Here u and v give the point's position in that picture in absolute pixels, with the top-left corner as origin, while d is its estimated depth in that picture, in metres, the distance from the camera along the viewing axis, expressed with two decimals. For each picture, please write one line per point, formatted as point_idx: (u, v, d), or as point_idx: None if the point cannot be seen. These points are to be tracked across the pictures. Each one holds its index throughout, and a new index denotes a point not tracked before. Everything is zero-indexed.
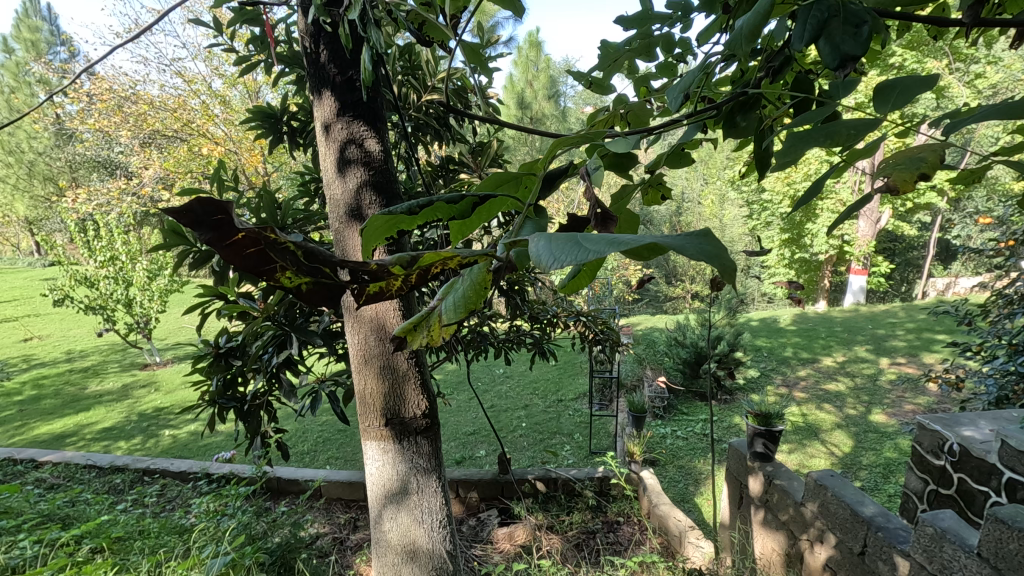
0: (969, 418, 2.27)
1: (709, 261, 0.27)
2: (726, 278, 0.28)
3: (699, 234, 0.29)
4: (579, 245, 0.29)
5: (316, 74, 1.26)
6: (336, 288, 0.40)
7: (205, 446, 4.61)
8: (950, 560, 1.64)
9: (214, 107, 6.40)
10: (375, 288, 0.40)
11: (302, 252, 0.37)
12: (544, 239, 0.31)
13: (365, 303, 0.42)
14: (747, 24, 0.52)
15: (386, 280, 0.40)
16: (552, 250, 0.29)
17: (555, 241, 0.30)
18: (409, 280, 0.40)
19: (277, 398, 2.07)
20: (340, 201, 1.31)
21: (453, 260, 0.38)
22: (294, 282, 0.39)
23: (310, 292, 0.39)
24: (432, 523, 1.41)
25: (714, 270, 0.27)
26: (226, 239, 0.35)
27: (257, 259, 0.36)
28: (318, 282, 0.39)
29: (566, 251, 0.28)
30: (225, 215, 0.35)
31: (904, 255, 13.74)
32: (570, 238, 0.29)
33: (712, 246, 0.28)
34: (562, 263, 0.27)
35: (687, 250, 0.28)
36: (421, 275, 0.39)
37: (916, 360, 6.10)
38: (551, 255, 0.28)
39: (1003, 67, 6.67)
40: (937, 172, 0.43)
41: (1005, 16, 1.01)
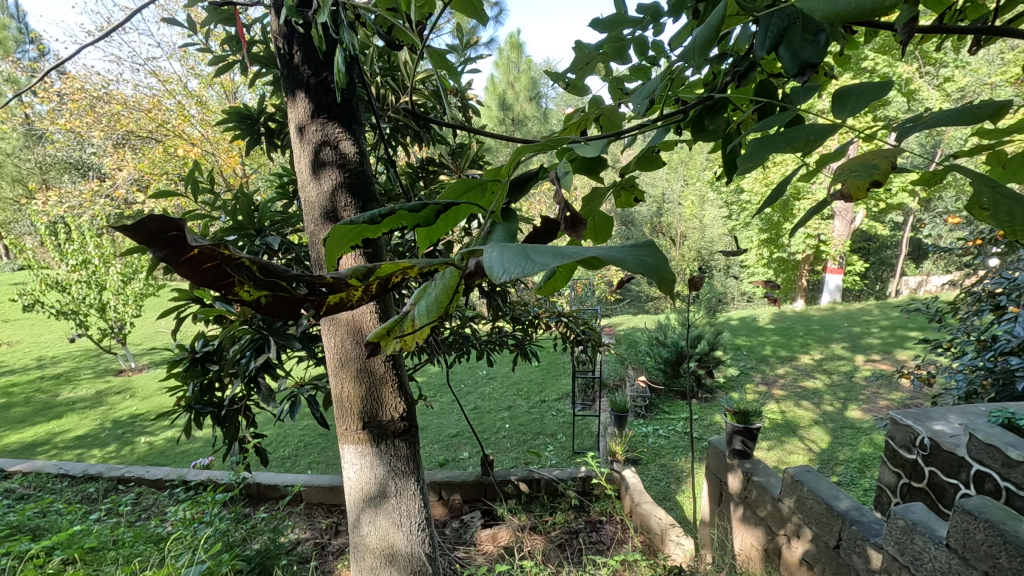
0: (941, 412, 2.33)
1: (648, 274, 0.28)
2: (667, 288, 0.29)
3: (642, 249, 0.29)
4: (528, 257, 0.29)
5: (290, 75, 1.25)
6: (296, 300, 0.40)
7: (183, 453, 4.54)
8: (921, 551, 1.68)
9: (190, 107, 6.28)
10: (335, 299, 0.40)
11: (258, 267, 0.36)
12: (498, 250, 0.31)
13: (326, 314, 0.41)
14: (701, 38, 0.54)
15: (346, 291, 0.39)
16: (503, 260, 0.30)
17: (508, 253, 0.30)
18: (370, 289, 0.40)
19: (256, 402, 2.04)
20: (315, 203, 1.31)
21: (412, 269, 0.37)
22: (254, 296, 0.38)
23: (271, 305, 0.39)
24: (411, 526, 1.41)
25: (651, 282, 0.28)
26: (180, 255, 0.35)
27: (216, 273, 0.36)
28: (277, 296, 0.38)
29: (515, 262, 0.29)
30: (179, 231, 0.35)
31: (878, 254, 14.04)
32: (520, 250, 0.30)
33: (656, 259, 0.29)
34: (511, 274, 0.28)
35: (627, 264, 0.28)
36: (382, 283, 0.39)
37: (889, 357, 6.24)
38: (501, 266, 0.29)
39: (971, 70, 6.88)
40: (889, 179, 0.44)
41: (966, 21, 1.04)
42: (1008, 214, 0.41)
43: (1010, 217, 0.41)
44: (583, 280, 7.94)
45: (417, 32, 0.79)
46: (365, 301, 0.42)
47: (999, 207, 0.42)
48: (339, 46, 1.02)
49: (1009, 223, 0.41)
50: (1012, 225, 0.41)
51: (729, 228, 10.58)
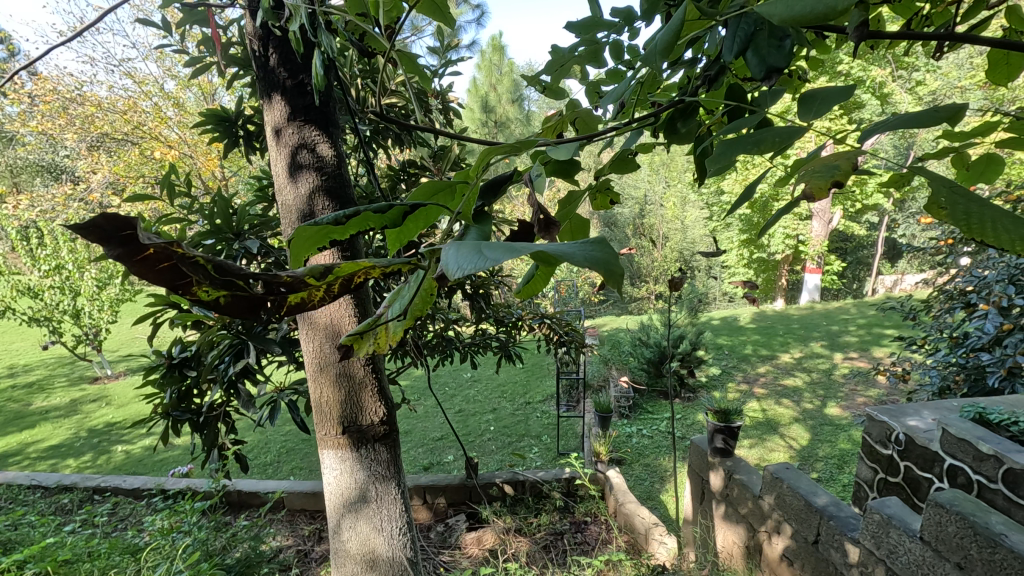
0: (914, 408, 2.38)
1: (596, 266, 0.28)
2: (617, 280, 0.29)
3: (594, 245, 0.30)
4: (481, 253, 0.29)
5: (265, 78, 1.23)
6: (255, 301, 0.39)
7: (161, 461, 4.47)
8: (896, 544, 1.72)
9: (167, 109, 6.19)
10: (296, 301, 0.40)
11: (214, 266, 0.36)
12: (454, 246, 0.31)
13: (289, 314, 0.41)
14: (665, 39, 0.54)
15: (307, 290, 0.39)
16: (457, 257, 0.30)
17: (463, 250, 0.30)
18: (332, 289, 0.40)
19: (235, 408, 2.01)
20: (293, 206, 1.30)
21: (375, 269, 0.37)
22: (212, 296, 0.38)
23: (229, 305, 0.38)
24: (392, 531, 1.40)
25: (603, 274, 0.28)
26: (135, 254, 0.34)
27: (172, 274, 0.36)
28: (236, 296, 0.38)
29: (469, 259, 0.29)
30: (134, 231, 0.34)
31: (855, 253, 14.30)
32: (475, 247, 0.30)
33: (605, 253, 0.29)
34: (465, 270, 0.28)
35: (579, 259, 0.28)
36: (345, 282, 0.40)
37: (866, 355, 6.38)
38: (455, 263, 0.29)
39: (941, 74, 7.06)
40: (848, 179, 0.45)
41: (932, 27, 1.07)
42: (966, 213, 0.42)
43: (969, 217, 0.42)
44: (567, 281, 7.98)
45: (387, 37, 0.78)
46: (327, 301, 0.42)
47: (953, 207, 0.43)
48: (316, 49, 1.02)
49: (967, 222, 0.42)
50: (971, 225, 0.41)
51: (710, 229, 10.70)
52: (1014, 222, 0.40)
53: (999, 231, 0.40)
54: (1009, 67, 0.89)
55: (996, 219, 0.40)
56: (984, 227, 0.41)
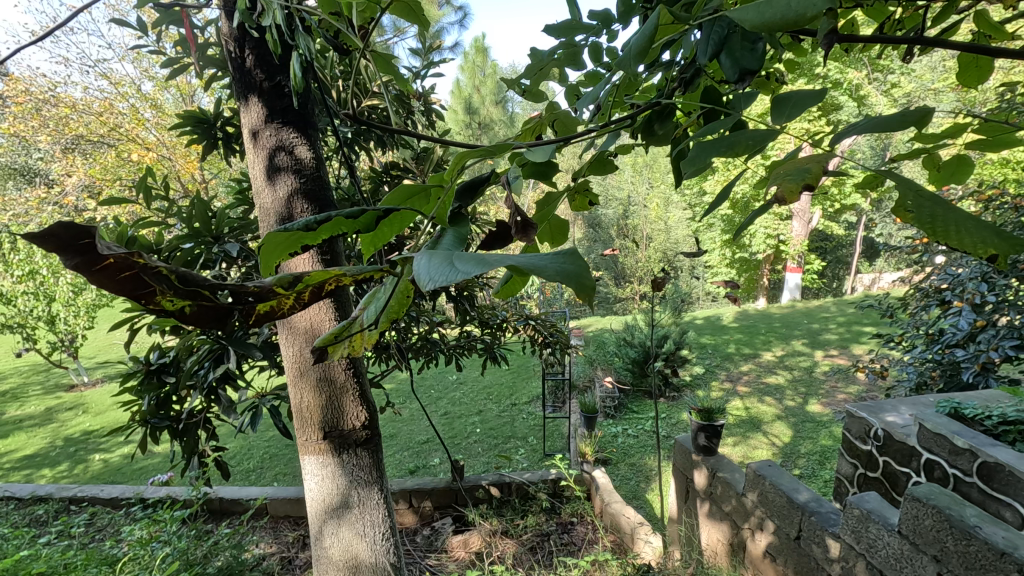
0: (892, 403, 2.42)
1: (567, 279, 0.28)
2: (587, 292, 0.29)
3: (563, 254, 0.30)
4: (452, 265, 0.29)
5: (242, 79, 1.22)
6: (222, 310, 0.39)
7: (141, 469, 4.38)
8: (875, 539, 1.75)
9: (145, 111, 6.08)
10: (265, 309, 0.40)
11: (179, 276, 0.35)
12: (425, 257, 0.31)
13: (257, 321, 0.40)
14: (639, 43, 0.54)
15: (275, 299, 0.38)
16: (429, 268, 0.29)
17: (434, 260, 0.30)
18: (302, 298, 0.39)
19: (215, 415, 1.98)
20: (271, 209, 1.28)
21: (347, 277, 0.37)
22: (178, 305, 0.37)
23: (195, 315, 0.37)
24: (375, 536, 1.38)
25: (573, 288, 0.28)
26: (94, 264, 0.33)
27: (133, 283, 0.34)
28: (202, 305, 0.37)
29: (441, 270, 0.29)
30: (92, 240, 0.33)
31: (835, 252, 14.53)
32: (446, 258, 0.30)
33: (574, 264, 0.29)
34: (437, 282, 0.28)
35: (548, 270, 0.28)
36: (315, 289, 0.39)
37: (846, 352, 6.48)
38: (426, 274, 0.29)
39: (915, 77, 7.22)
40: (819, 181, 0.46)
41: (904, 30, 1.09)
42: (931, 216, 0.42)
43: (935, 219, 0.42)
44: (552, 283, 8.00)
45: (362, 38, 0.77)
46: (297, 309, 0.41)
47: (920, 208, 0.43)
48: (294, 51, 1.01)
49: (932, 223, 0.42)
50: (935, 227, 0.42)
51: (693, 229, 10.81)
52: (978, 225, 0.41)
53: (963, 234, 0.41)
54: (979, 71, 0.91)
55: (961, 222, 0.41)
56: (948, 230, 0.41)
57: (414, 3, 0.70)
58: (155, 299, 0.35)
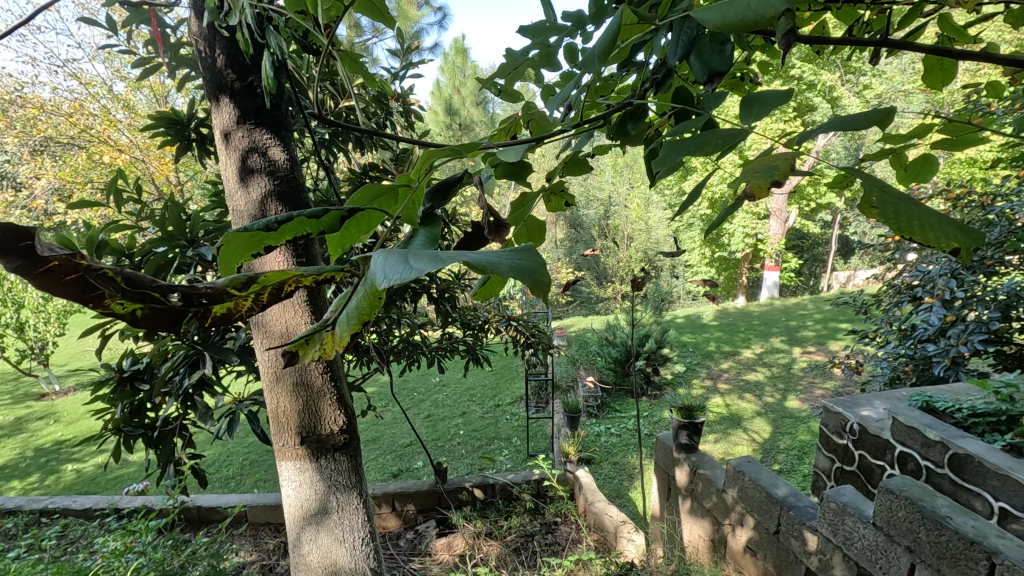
0: (867, 398, 2.47)
1: (521, 277, 0.28)
2: (543, 288, 0.29)
3: (523, 254, 0.30)
4: (407, 262, 0.29)
5: (212, 80, 1.20)
6: (177, 312, 0.38)
7: (115, 479, 4.27)
8: (851, 531, 1.78)
9: (117, 112, 5.94)
10: (222, 310, 0.39)
11: (126, 278, 0.34)
12: (380, 254, 0.30)
13: (214, 324, 0.40)
14: (602, 44, 0.55)
15: (232, 301, 0.38)
16: (384, 266, 0.29)
17: (391, 258, 0.30)
18: (261, 299, 0.39)
19: (192, 421, 1.94)
20: (244, 212, 1.26)
21: (306, 278, 0.36)
22: (128, 308, 0.36)
23: (146, 317, 0.37)
24: (354, 542, 1.37)
25: (529, 284, 0.28)
26: (36, 267, 0.32)
27: (80, 286, 0.34)
28: (153, 308, 0.36)
29: (396, 268, 0.28)
30: (32, 242, 0.32)
31: (811, 251, 14.79)
32: (403, 256, 0.29)
33: (531, 263, 0.29)
34: (392, 279, 0.28)
35: (504, 267, 0.28)
36: (274, 290, 0.38)
37: (823, 348, 6.61)
38: (380, 272, 0.28)
39: (886, 79, 7.40)
40: (787, 178, 0.46)
41: (872, 31, 1.11)
42: (895, 212, 0.43)
43: (899, 215, 0.43)
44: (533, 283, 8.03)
45: (327, 37, 0.76)
46: (256, 311, 0.41)
47: (885, 204, 0.43)
48: (265, 51, 1.00)
49: (897, 219, 0.43)
50: (900, 223, 0.43)
51: (673, 229, 10.93)
52: (941, 221, 0.42)
53: (926, 228, 0.42)
54: (943, 73, 0.94)
55: (925, 220, 0.41)
56: (912, 226, 0.42)
57: (381, 1, 0.69)
58: (104, 302, 0.34)
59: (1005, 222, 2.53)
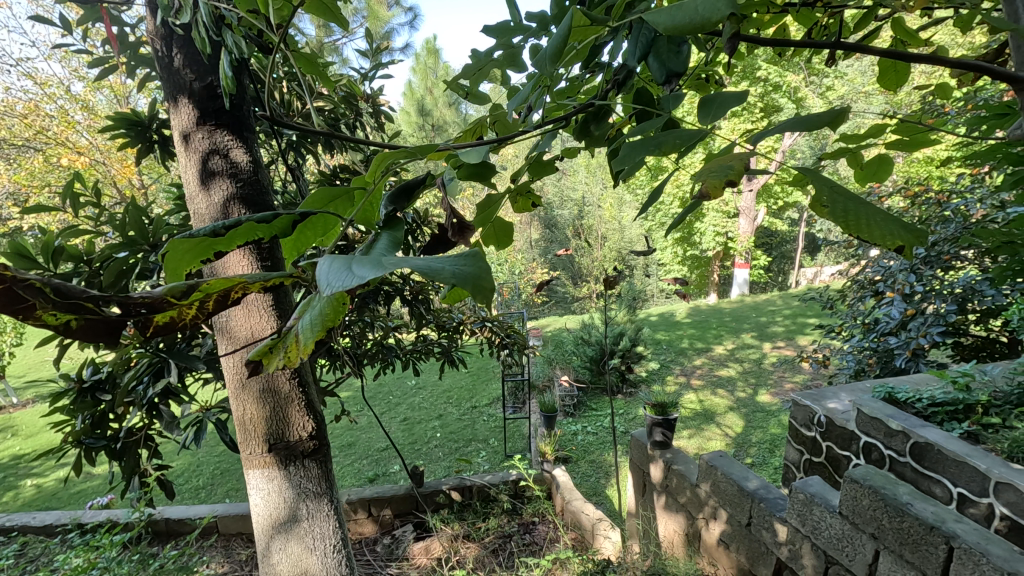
0: (833, 390, 2.54)
1: (463, 282, 0.28)
2: (486, 293, 0.29)
3: (468, 260, 0.30)
4: (351, 269, 0.29)
5: (170, 80, 1.16)
6: (114, 324, 0.36)
7: (78, 493, 4.12)
8: (819, 521, 1.82)
9: (75, 113, 5.74)
10: (164, 319, 0.37)
11: (53, 289, 0.33)
12: (326, 259, 0.31)
13: (158, 334, 0.38)
14: (554, 46, 0.55)
15: (175, 310, 0.36)
16: (328, 272, 0.29)
17: (336, 264, 0.30)
18: (206, 307, 0.37)
19: (157, 431, 1.88)
20: (206, 216, 1.23)
21: (252, 285, 0.35)
22: (63, 320, 0.35)
23: (83, 330, 0.35)
24: (325, 549, 1.34)
25: (471, 291, 0.28)
26: None
27: (9, 299, 0.32)
28: (88, 319, 0.35)
29: (339, 275, 0.29)
30: None
31: (779, 248, 15.15)
32: (347, 263, 0.29)
33: (476, 269, 0.29)
34: (336, 286, 0.28)
35: (449, 275, 0.28)
36: (220, 298, 0.37)
37: (792, 343, 6.77)
38: (323, 279, 0.29)
39: (847, 80, 7.63)
40: (738, 179, 0.47)
41: (831, 33, 1.14)
42: (843, 211, 0.44)
43: (847, 214, 0.44)
44: (508, 284, 8.05)
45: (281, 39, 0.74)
46: (204, 319, 0.39)
47: (834, 203, 0.44)
48: (223, 50, 0.98)
49: (845, 218, 0.44)
50: (848, 221, 0.44)
51: (646, 228, 11.06)
52: (886, 219, 0.43)
53: (874, 226, 0.43)
54: (896, 76, 0.97)
55: (870, 218, 0.42)
56: (859, 224, 0.43)
57: (332, 3, 0.68)
58: (34, 314, 0.33)
59: (960, 219, 2.64)
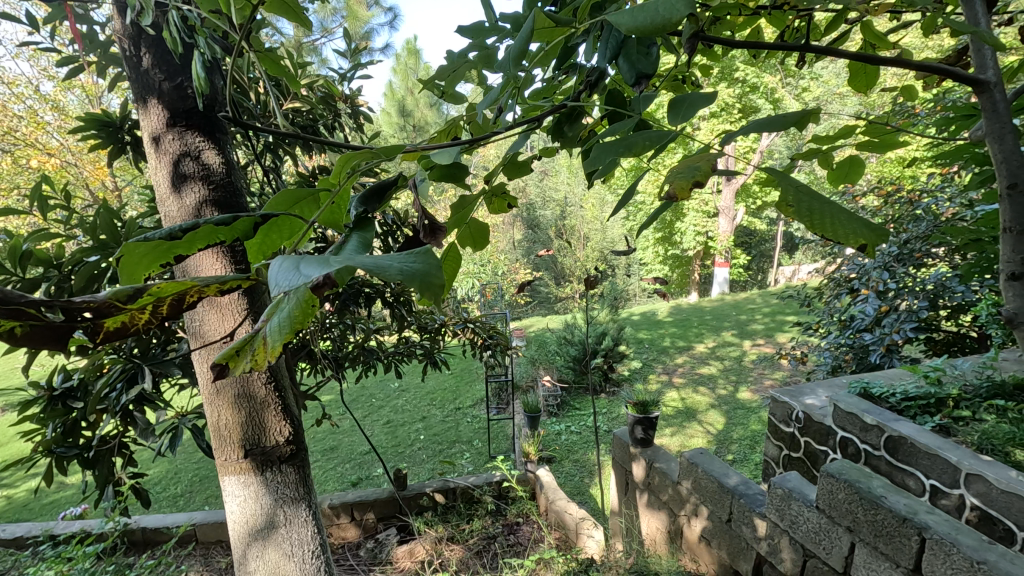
0: (811, 387, 2.58)
1: (411, 280, 0.28)
2: (435, 292, 0.29)
3: (419, 259, 0.30)
4: (300, 270, 0.30)
5: (138, 81, 1.14)
6: (61, 328, 0.35)
7: (51, 504, 4.02)
8: (797, 515, 1.85)
9: (45, 113, 5.58)
10: (115, 324, 0.37)
11: None
12: (278, 259, 0.32)
13: (108, 340, 0.37)
14: (517, 48, 0.55)
15: (128, 314, 0.36)
16: (278, 272, 0.31)
17: (289, 267, 0.31)
18: (159, 311, 0.36)
19: (132, 438, 1.83)
20: (178, 219, 1.21)
21: (207, 287, 0.35)
22: (7, 326, 0.34)
23: (29, 336, 0.34)
24: (303, 555, 1.33)
25: (419, 290, 0.28)
26: None
27: None
28: (32, 325, 0.34)
29: (289, 275, 0.30)
30: None
31: (758, 248, 15.37)
32: (296, 264, 0.31)
33: (426, 269, 0.30)
34: (282, 287, 0.29)
35: (399, 274, 0.29)
36: (175, 302, 0.37)
37: (771, 341, 6.88)
38: (270, 279, 0.30)
39: (823, 81, 7.77)
40: (706, 180, 0.47)
41: (804, 37, 1.16)
42: (809, 211, 0.44)
43: (812, 214, 0.44)
44: (492, 285, 8.04)
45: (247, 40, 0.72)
46: (157, 324, 0.38)
47: (800, 203, 0.45)
48: (196, 51, 0.97)
49: (811, 217, 0.44)
50: (814, 221, 0.44)
51: (627, 228, 11.14)
52: (849, 218, 0.43)
53: (838, 224, 0.43)
54: (866, 78, 0.99)
55: (834, 216, 0.43)
56: (824, 223, 0.44)
57: (295, 3, 0.66)
58: None
59: (931, 217, 2.71)
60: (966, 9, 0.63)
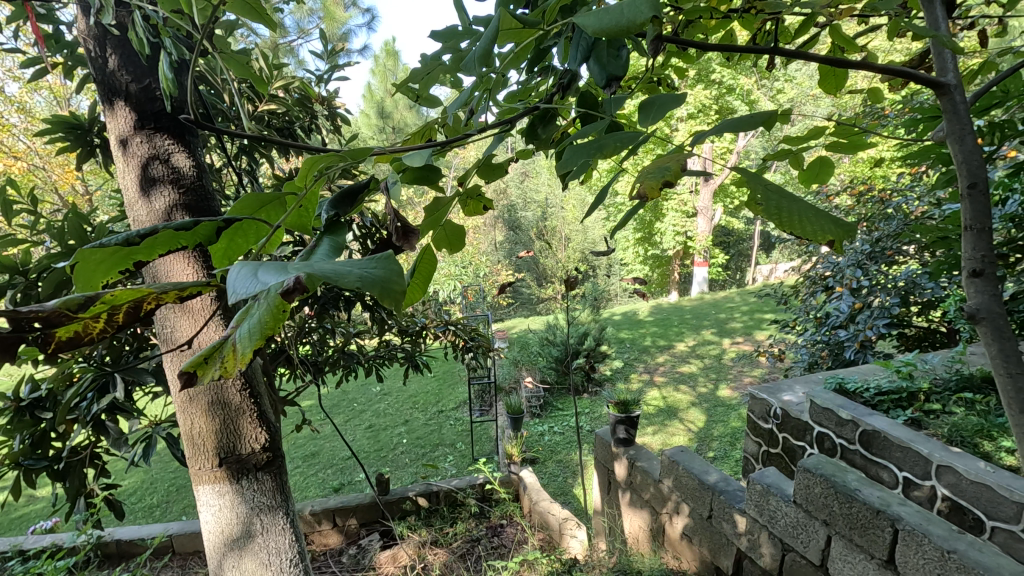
0: (789, 383, 2.63)
1: (371, 287, 0.28)
2: (397, 299, 0.29)
3: (379, 264, 0.30)
4: (258, 276, 0.30)
5: (104, 83, 1.11)
6: (11, 339, 0.34)
7: (19, 518, 3.90)
8: (775, 510, 1.88)
9: (11, 115, 5.42)
10: (67, 334, 0.36)
11: None
12: (237, 265, 0.31)
13: (63, 350, 0.37)
14: (483, 50, 0.56)
15: (82, 323, 0.35)
16: (236, 278, 0.30)
17: (248, 273, 0.30)
18: (114, 319, 0.35)
19: (104, 449, 1.79)
20: (147, 223, 1.18)
21: (165, 294, 0.34)
22: None
23: None
24: (281, 564, 1.30)
25: (381, 296, 0.28)
26: None
27: None
28: None
29: (247, 282, 0.30)
30: None
31: (736, 247, 15.63)
32: (257, 271, 0.30)
33: (386, 274, 0.30)
34: (240, 292, 0.29)
35: (358, 278, 0.29)
36: (132, 310, 0.36)
37: (749, 339, 6.99)
38: (228, 286, 0.29)
39: (797, 83, 7.93)
40: (676, 179, 0.48)
41: (776, 40, 1.18)
42: (777, 207, 0.44)
43: (780, 211, 0.44)
44: (473, 287, 8.02)
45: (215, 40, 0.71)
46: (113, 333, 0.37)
47: (769, 201, 0.45)
48: (163, 51, 0.95)
49: (779, 214, 0.45)
50: (782, 218, 0.44)
51: (608, 229, 11.23)
52: (816, 215, 0.44)
53: (805, 222, 0.44)
54: (835, 80, 1.00)
55: (802, 214, 0.44)
56: (792, 221, 0.44)
57: (261, 5, 0.66)
58: None
59: (901, 215, 2.78)
60: (927, 12, 0.64)
